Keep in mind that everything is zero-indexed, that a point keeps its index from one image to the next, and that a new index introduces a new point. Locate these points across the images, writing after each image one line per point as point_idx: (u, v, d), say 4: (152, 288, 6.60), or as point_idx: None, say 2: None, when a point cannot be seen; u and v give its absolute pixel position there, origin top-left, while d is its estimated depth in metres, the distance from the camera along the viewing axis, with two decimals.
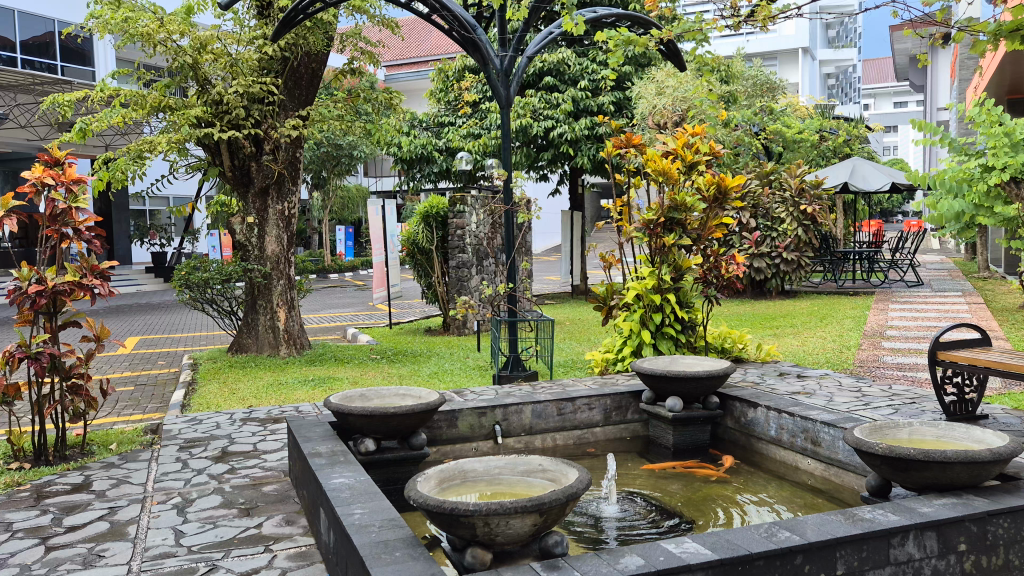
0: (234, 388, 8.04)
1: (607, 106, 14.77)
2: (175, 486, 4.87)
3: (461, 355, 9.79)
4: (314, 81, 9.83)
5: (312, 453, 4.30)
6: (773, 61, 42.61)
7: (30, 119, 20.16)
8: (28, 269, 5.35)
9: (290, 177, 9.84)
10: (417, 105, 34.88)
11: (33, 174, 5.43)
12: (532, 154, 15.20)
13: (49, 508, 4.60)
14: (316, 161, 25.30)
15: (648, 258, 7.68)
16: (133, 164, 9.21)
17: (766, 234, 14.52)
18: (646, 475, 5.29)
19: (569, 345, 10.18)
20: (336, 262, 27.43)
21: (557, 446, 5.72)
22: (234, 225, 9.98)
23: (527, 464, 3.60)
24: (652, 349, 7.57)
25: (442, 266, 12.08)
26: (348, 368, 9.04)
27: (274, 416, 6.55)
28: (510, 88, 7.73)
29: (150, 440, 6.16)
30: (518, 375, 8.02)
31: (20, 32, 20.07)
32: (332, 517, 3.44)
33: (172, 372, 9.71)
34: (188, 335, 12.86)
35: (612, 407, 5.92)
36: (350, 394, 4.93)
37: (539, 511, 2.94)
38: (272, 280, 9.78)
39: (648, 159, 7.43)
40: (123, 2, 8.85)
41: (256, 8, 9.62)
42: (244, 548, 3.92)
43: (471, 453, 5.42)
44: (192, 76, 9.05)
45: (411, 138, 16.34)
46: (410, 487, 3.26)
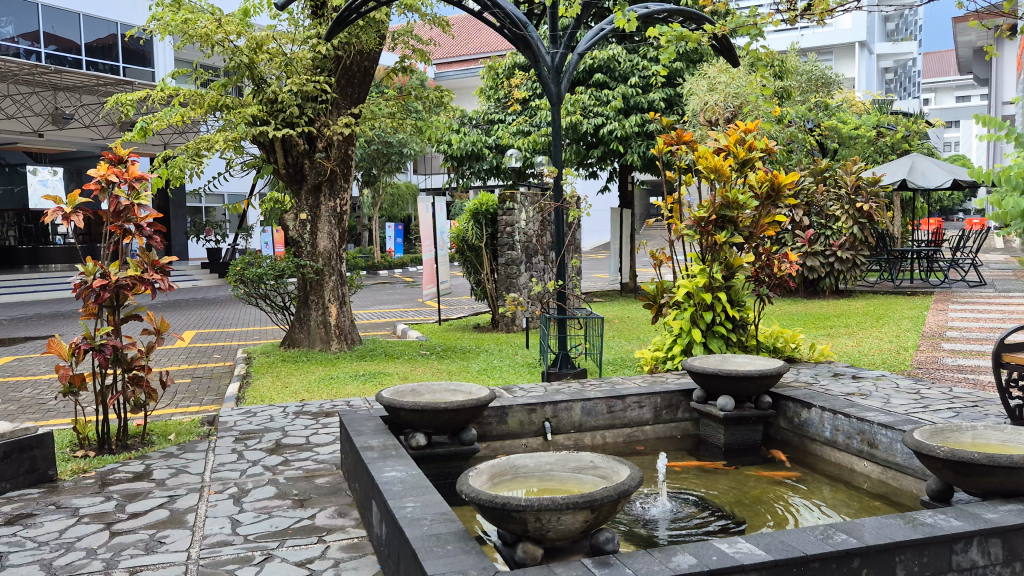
0: (286, 381, 8.19)
1: (658, 102, 14.66)
2: (231, 476, 4.98)
3: (510, 351, 9.85)
4: (366, 79, 9.92)
5: (364, 446, 4.35)
6: (829, 55, 41.63)
7: (94, 119, 20.78)
8: (93, 264, 5.54)
9: (342, 175, 9.92)
10: (467, 103, 35.11)
11: (99, 171, 5.60)
12: (581, 151, 15.25)
13: (113, 494, 4.75)
14: (367, 158, 25.63)
15: (699, 256, 7.61)
16: (190, 162, 9.41)
17: (819, 232, 14.27)
18: (697, 474, 5.26)
19: (618, 343, 10.14)
20: (386, 259, 27.79)
21: (606, 444, 5.71)
22: (288, 222, 10.10)
23: (578, 461, 3.61)
24: (702, 348, 7.50)
25: (490, 263, 12.12)
26: (398, 364, 9.13)
27: (326, 410, 6.65)
28: (561, 85, 7.68)
29: (207, 431, 6.30)
30: (567, 372, 8.00)
31: (85, 34, 20.70)
32: (384, 510, 3.49)
33: (227, 365, 9.91)
34: (242, 330, 13.14)
35: (662, 405, 5.87)
36: (402, 388, 4.98)
37: (591, 508, 2.94)
38: (324, 276, 9.90)
39: (699, 156, 7.38)
40: (183, 4, 9.07)
41: (310, 7, 9.76)
42: (298, 538, 4.00)
43: (520, 449, 5.43)
44: (248, 75, 9.24)
45: (461, 136, 16.47)
46: (462, 481, 3.28)
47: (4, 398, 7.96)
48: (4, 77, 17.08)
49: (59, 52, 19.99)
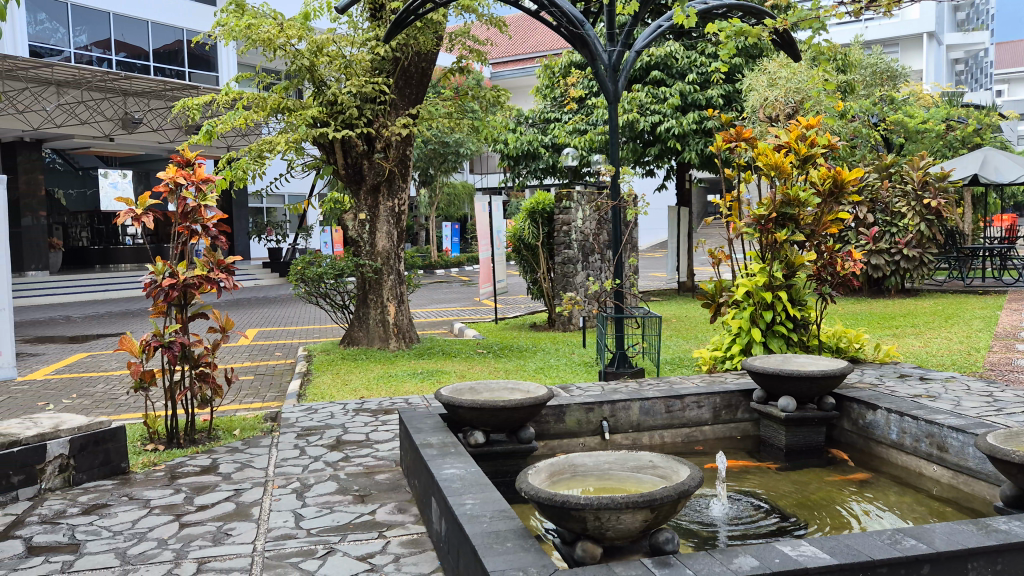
0: (346, 379, 8.32)
1: (716, 99, 14.46)
2: (294, 471, 5.10)
3: (567, 351, 9.82)
4: (423, 79, 10.01)
5: (423, 444, 4.39)
6: (895, 47, 40.24)
7: (162, 123, 21.38)
8: (162, 263, 5.72)
9: (400, 175, 10.01)
10: (523, 102, 35.19)
11: (167, 174, 5.78)
12: (638, 149, 15.14)
13: (182, 487, 4.90)
14: (424, 158, 25.89)
15: (759, 255, 7.49)
16: (253, 163, 9.64)
17: (885, 229, 13.91)
18: (758, 475, 5.19)
19: (676, 343, 10.02)
20: (443, 258, 28.00)
21: (665, 443, 5.66)
22: (347, 221, 10.24)
23: (637, 460, 3.61)
24: (762, 347, 7.37)
25: (547, 262, 12.10)
26: (455, 362, 9.21)
27: (384, 408, 6.74)
28: (618, 83, 7.62)
29: (270, 427, 6.44)
30: (624, 372, 7.95)
31: (152, 41, 21.34)
32: (443, 506, 3.52)
33: (288, 363, 10.10)
34: (302, 328, 13.36)
35: (722, 405, 5.80)
36: (460, 386, 5.03)
37: (651, 508, 2.93)
38: (383, 275, 10.01)
39: (760, 153, 7.25)
40: (246, 10, 9.30)
41: (369, 11, 9.91)
42: (359, 533, 4.07)
43: (578, 448, 5.42)
44: (309, 78, 9.42)
45: (517, 136, 16.57)
46: (521, 479, 3.30)
47: (79, 393, 8.27)
48: (77, 83, 17.79)
49: (129, 59, 20.67)
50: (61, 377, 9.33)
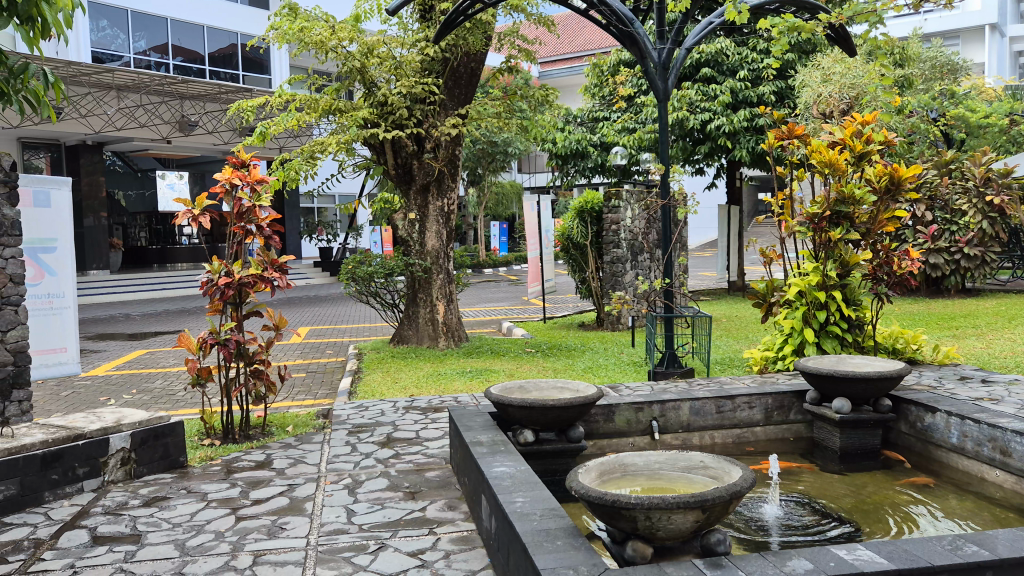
0: (396, 377, 8.40)
1: (768, 96, 14.27)
2: (346, 467, 5.18)
3: (616, 351, 9.78)
4: (473, 79, 10.05)
5: (473, 442, 4.42)
6: (955, 40, 38.96)
7: (217, 125, 21.83)
8: (218, 263, 5.85)
9: (449, 175, 10.07)
10: (572, 101, 35.11)
11: (223, 175, 5.92)
12: (688, 147, 14.98)
13: (238, 481, 5.01)
14: (473, 158, 26.01)
15: (812, 254, 7.36)
16: (305, 164, 9.80)
17: (944, 227, 13.56)
18: (813, 477, 5.12)
19: (726, 343, 9.90)
20: (491, 258, 28.07)
21: (715, 444, 5.61)
22: (397, 221, 10.34)
23: (688, 460, 3.59)
24: (815, 348, 7.25)
25: (596, 261, 12.04)
26: (504, 361, 9.24)
27: (434, 406, 6.79)
28: (668, 81, 7.55)
29: (322, 424, 6.55)
30: (674, 372, 7.89)
31: (208, 45, 21.81)
32: (494, 504, 3.54)
33: (340, 361, 10.25)
34: (353, 327, 13.53)
35: (774, 406, 5.73)
36: (510, 385, 5.05)
37: (702, 508, 2.90)
38: (432, 274, 10.08)
39: (813, 150, 7.13)
40: (299, 13, 9.45)
41: (419, 13, 10.01)
42: (411, 529, 4.11)
43: (627, 448, 5.39)
44: (359, 80, 9.54)
45: (566, 135, 16.58)
46: (572, 478, 3.30)
47: (139, 388, 8.52)
48: (137, 88, 18.31)
49: (186, 63, 21.15)
50: (121, 372, 9.61)
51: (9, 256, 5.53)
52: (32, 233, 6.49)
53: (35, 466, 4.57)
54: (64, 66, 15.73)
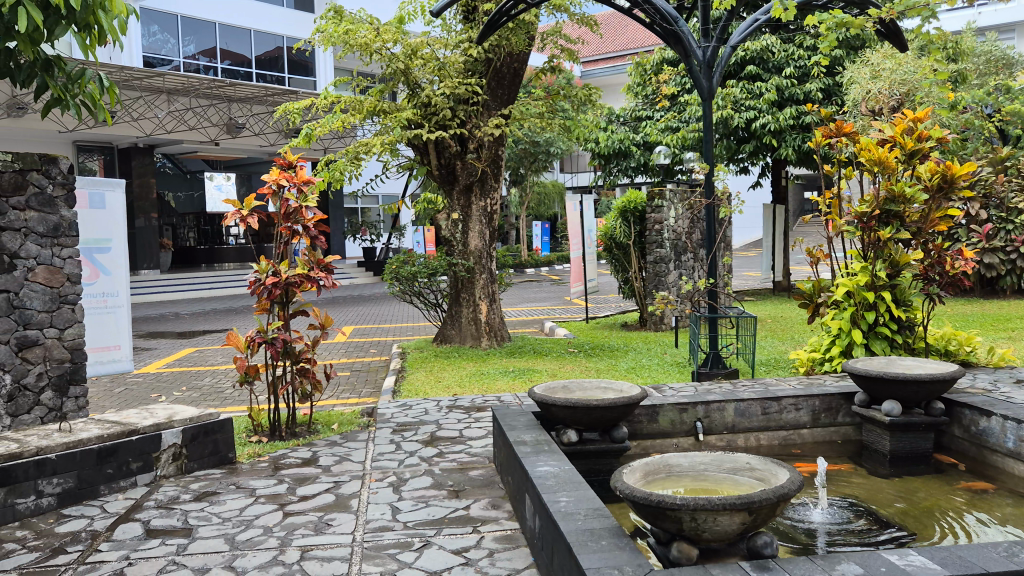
0: (440, 376, 8.47)
1: (815, 93, 14.07)
2: (390, 465, 5.23)
3: (659, 351, 9.73)
4: (516, 79, 10.07)
5: (517, 441, 4.43)
6: (1011, 34, 37.86)
7: (263, 127, 22.19)
8: (266, 263, 5.95)
9: (492, 175, 10.09)
10: (615, 100, 34.96)
11: (271, 177, 6.03)
12: (733, 146, 14.81)
13: (285, 478, 5.10)
14: (515, 158, 26.08)
15: (861, 253, 7.23)
16: (350, 165, 9.91)
17: (999, 226, 13.23)
18: (861, 480, 5.04)
19: (771, 344, 9.78)
20: (533, 258, 28.09)
21: (760, 446, 5.55)
22: (441, 221, 10.40)
23: (734, 462, 3.56)
24: (864, 349, 7.12)
25: (639, 261, 11.96)
26: (546, 361, 9.24)
27: (478, 405, 6.82)
28: (713, 79, 7.47)
29: (367, 422, 6.62)
30: (718, 372, 7.81)
31: (255, 48, 22.18)
32: (538, 503, 3.55)
33: (383, 360, 10.35)
34: (396, 326, 13.65)
35: (821, 408, 5.65)
36: (553, 385, 5.06)
37: (749, 510, 2.88)
38: (475, 274, 10.13)
39: (863, 148, 7.00)
40: (344, 16, 9.57)
41: (463, 14, 10.06)
42: (455, 527, 4.14)
43: (671, 449, 5.36)
44: (403, 81, 9.61)
45: (609, 134, 16.54)
46: (616, 478, 3.30)
47: (189, 385, 8.70)
48: (186, 91, 18.69)
49: (233, 66, 21.55)
50: (172, 370, 9.83)
51: (66, 256, 5.69)
52: (88, 233, 6.66)
53: (91, 460, 4.70)
54: (118, 70, 16.12)
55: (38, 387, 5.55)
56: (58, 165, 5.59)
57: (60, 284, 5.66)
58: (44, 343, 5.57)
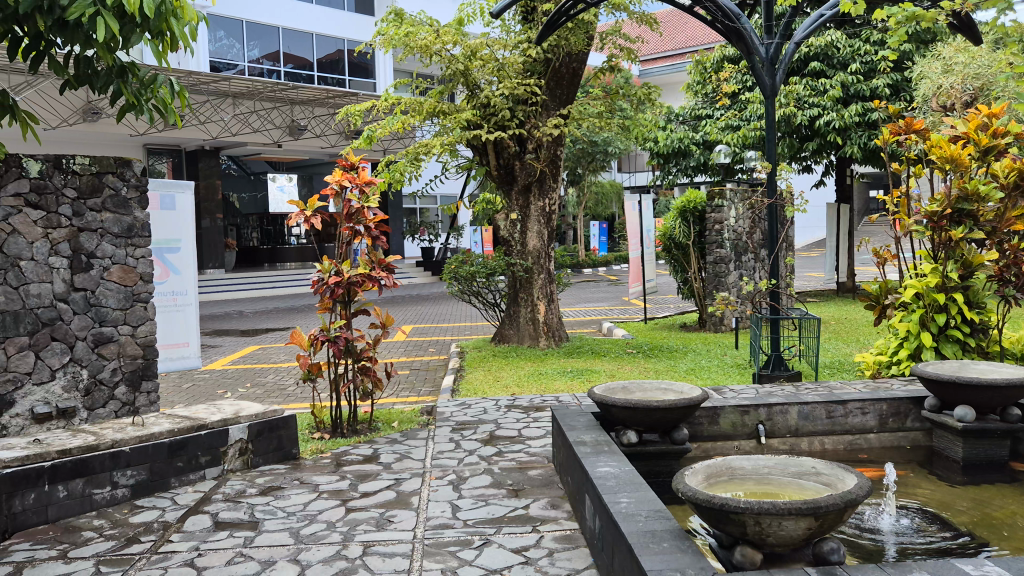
0: (498, 375, 8.53)
1: (882, 89, 13.73)
2: (450, 464, 5.28)
3: (719, 352, 9.61)
4: (574, 80, 10.00)
5: (577, 441, 4.42)
6: None
7: (325, 129, 22.58)
8: (328, 263, 6.07)
9: (551, 175, 10.09)
10: (674, 99, 34.63)
11: (334, 178, 6.14)
12: (796, 144, 14.53)
13: (347, 474, 5.18)
14: (573, 158, 26.04)
15: (931, 254, 7.02)
16: (410, 165, 10.03)
17: None
18: (932, 488, 4.90)
19: (835, 346, 9.58)
20: (590, 258, 28.01)
21: (825, 450, 5.38)
22: (499, 221, 10.44)
23: (799, 466, 3.51)
24: (933, 352, 6.92)
25: (698, 262, 11.83)
26: (605, 361, 9.21)
27: (536, 405, 6.85)
28: (776, 76, 7.34)
29: (426, 420, 6.69)
30: (780, 374, 7.67)
31: (317, 52, 22.59)
32: (599, 504, 3.54)
33: (442, 359, 10.45)
34: (454, 325, 13.79)
35: (889, 412, 5.50)
36: (613, 386, 5.04)
37: (815, 515, 2.82)
38: (533, 274, 10.15)
39: (933, 145, 6.80)
40: (405, 19, 9.70)
41: (522, 14, 10.10)
42: (514, 526, 4.16)
43: (733, 452, 5.28)
44: (463, 82, 9.68)
45: (668, 133, 16.40)
46: (678, 479, 3.27)
47: (253, 382, 8.92)
48: (251, 94, 19.16)
49: (296, 70, 21.99)
50: (237, 367, 10.07)
51: (140, 256, 5.88)
52: (159, 234, 6.86)
53: (162, 454, 4.86)
54: (186, 75, 16.59)
55: (113, 382, 5.77)
56: (133, 167, 5.77)
57: (134, 283, 5.84)
58: (118, 340, 5.78)
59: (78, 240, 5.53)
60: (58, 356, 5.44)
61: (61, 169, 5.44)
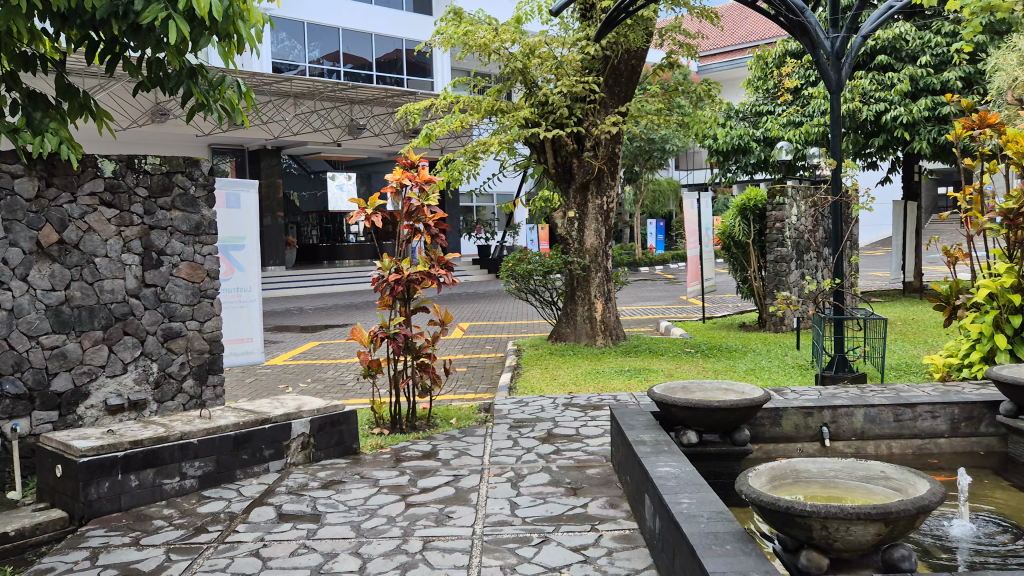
0: (555, 373, 8.52)
1: (954, 82, 13.32)
2: (508, 461, 5.30)
3: (779, 353, 9.43)
4: (633, 77, 9.91)
5: (636, 440, 4.39)
6: None
7: (383, 128, 22.84)
8: (388, 260, 6.13)
9: (609, 173, 10.04)
10: (734, 95, 34.11)
11: (394, 176, 6.20)
12: (861, 140, 14.18)
13: (406, 470, 5.24)
14: (631, 155, 25.85)
15: (1006, 253, 6.78)
16: (468, 164, 10.06)
17: None
18: (1007, 496, 4.73)
19: (902, 347, 9.32)
20: (647, 256, 27.79)
21: (893, 454, 5.25)
22: (556, 219, 10.43)
23: (867, 470, 3.43)
24: (1007, 355, 6.68)
25: (758, 261, 11.61)
26: (663, 360, 9.11)
27: (594, 403, 6.83)
28: (842, 71, 7.17)
29: (483, 417, 6.71)
30: (844, 376, 7.49)
31: (376, 51, 22.85)
32: (659, 504, 3.51)
33: (499, 356, 10.48)
34: (510, 323, 13.84)
35: (961, 416, 5.32)
36: (673, 385, 4.99)
37: (885, 521, 2.75)
38: (590, 272, 10.10)
39: (1008, 140, 6.57)
40: (463, 18, 9.73)
41: (580, 12, 10.06)
42: (573, 525, 4.15)
43: (796, 454, 5.18)
44: (521, 80, 9.71)
45: (727, 130, 16.12)
46: (741, 481, 3.22)
47: (313, 377, 9.08)
48: (311, 94, 19.49)
49: (355, 70, 22.28)
50: (298, 363, 10.26)
51: (207, 253, 6.04)
52: (225, 232, 7.02)
53: (228, 446, 4.98)
54: (250, 76, 16.95)
55: (181, 375, 5.94)
56: (200, 166, 5.94)
57: (201, 279, 6.00)
58: (186, 335, 5.94)
59: (149, 238, 5.70)
60: (130, 350, 5.61)
61: (133, 169, 5.61)
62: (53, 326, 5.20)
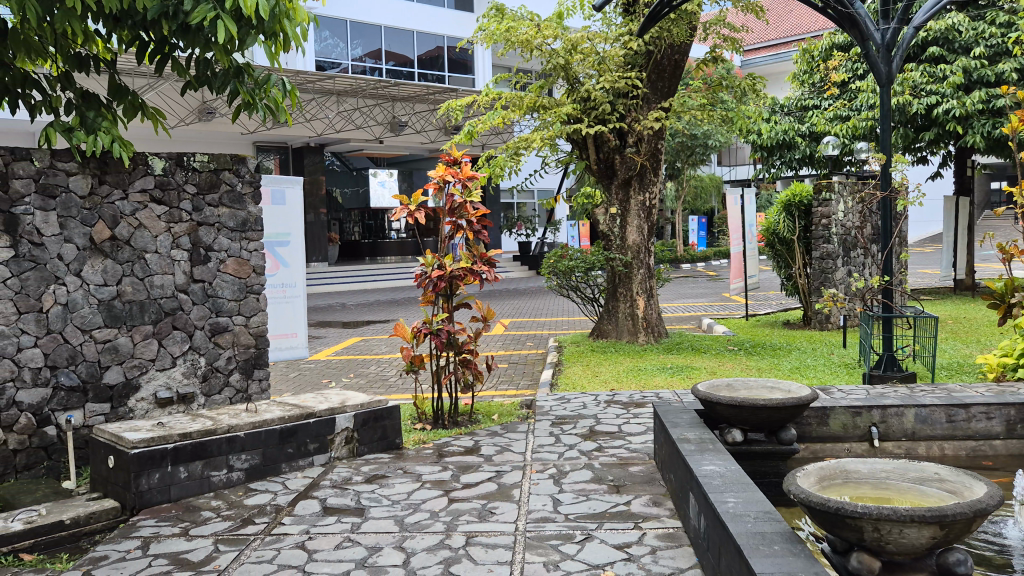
0: (596, 370, 8.49)
1: (1009, 74, 12.95)
2: (551, 458, 5.29)
3: (825, 351, 9.27)
4: (677, 72, 9.74)
5: (680, 438, 4.34)
6: None
7: (425, 125, 22.95)
8: (431, 257, 6.15)
9: (652, 169, 9.92)
10: (779, 90, 33.67)
11: (437, 172, 6.21)
12: (911, 135, 13.89)
13: (449, 465, 5.26)
14: (673, 151, 25.66)
15: None
16: (510, 161, 10.04)
17: None
18: None
19: (953, 346, 9.11)
20: (689, 253, 27.58)
21: (945, 456, 5.12)
22: (598, 216, 10.40)
23: (920, 471, 3.35)
24: None
25: (803, 258, 11.45)
26: (706, 358, 9.02)
27: (636, 401, 6.78)
28: (892, 64, 6.98)
29: (525, 414, 6.71)
30: (893, 375, 7.34)
31: (417, 49, 22.95)
32: (705, 503, 3.47)
33: (540, 353, 10.46)
34: (551, 320, 13.81)
35: (1016, 418, 5.18)
36: (717, 383, 4.94)
37: (940, 524, 2.69)
38: (633, 269, 10.02)
39: None
40: (505, 13, 9.71)
41: (623, 6, 9.98)
42: (616, 523, 4.13)
43: (844, 454, 5.09)
44: (563, 76, 9.70)
45: (772, 125, 15.77)
46: (789, 481, 3.17)
47: (356, 372, 9.17)
48: (354, 92, 19.66)
49: (397, 67, 22.40)
50: (341, 358, 10.37)
51: (253, 249, 6.13)
52: (270, 228, 7.10)
53: (274, 439, 5.05)
54: (294, 74, 17.16)
55: (228, 369, 6.04)
56: (247, 164, 6.02)
57: (247, 275, 6.09)
58: (233, 329, 6.04)
59: (197, 234, 5.79)
60: (179, 344, 5.72)
61: (182, 166, 5.71)
62: (106, 320, 5.33)
